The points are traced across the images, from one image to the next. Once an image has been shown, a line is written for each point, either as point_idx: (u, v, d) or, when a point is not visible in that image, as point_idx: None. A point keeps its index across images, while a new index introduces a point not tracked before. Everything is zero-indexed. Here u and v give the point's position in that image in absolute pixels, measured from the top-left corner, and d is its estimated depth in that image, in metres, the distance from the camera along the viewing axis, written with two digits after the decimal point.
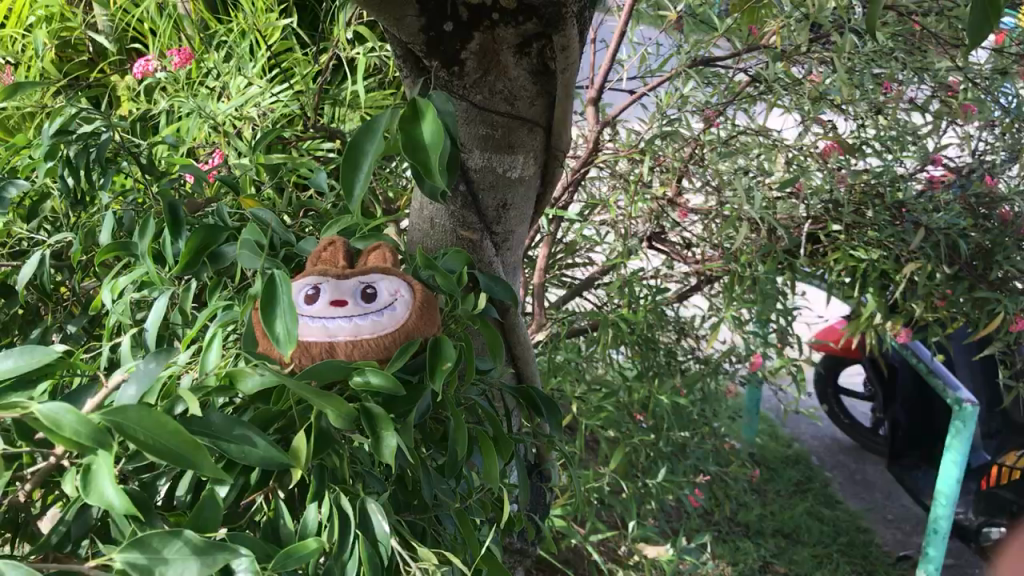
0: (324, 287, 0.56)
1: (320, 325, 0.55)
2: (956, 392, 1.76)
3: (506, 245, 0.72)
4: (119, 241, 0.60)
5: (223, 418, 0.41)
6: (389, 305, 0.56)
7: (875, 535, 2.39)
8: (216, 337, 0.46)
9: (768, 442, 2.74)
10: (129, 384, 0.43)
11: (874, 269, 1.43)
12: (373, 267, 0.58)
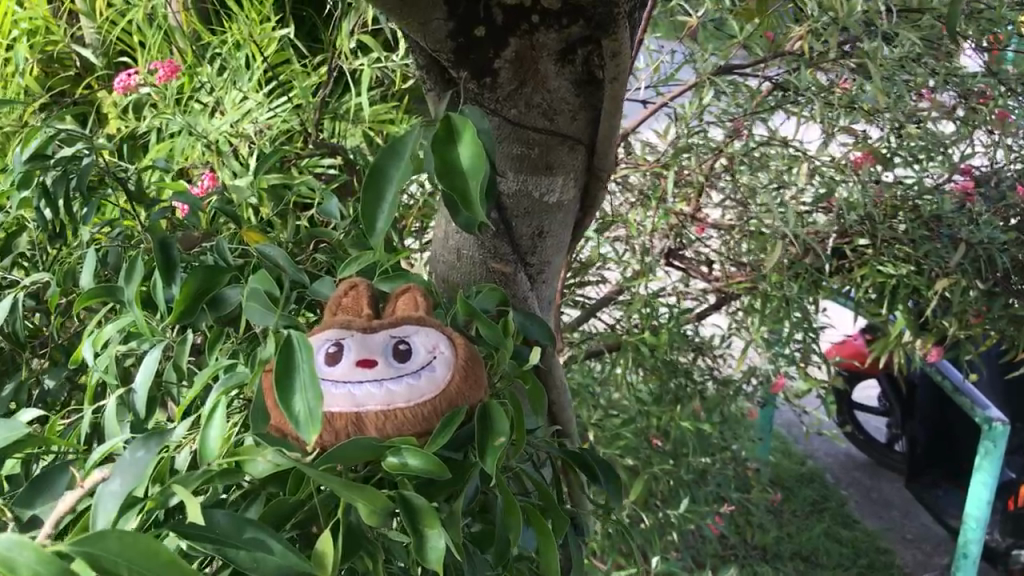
0: (350, 346, 0.50)
1: (346, 394, 0.49)
2: (984, 411, 1.67)
3: (541, 277, 0.66)
4: (103, 287, 0.54)
5: (230, 518, 0.39)
6: (426, 365, 0.51)
7: (896, 557, 2.32)
8: (217, 409, 0.42)
9: (781, 459, 2.66)
10: (116, 477, 0.39)
11: (905, 286, 1.36)
12: (405, 316, 0.52)
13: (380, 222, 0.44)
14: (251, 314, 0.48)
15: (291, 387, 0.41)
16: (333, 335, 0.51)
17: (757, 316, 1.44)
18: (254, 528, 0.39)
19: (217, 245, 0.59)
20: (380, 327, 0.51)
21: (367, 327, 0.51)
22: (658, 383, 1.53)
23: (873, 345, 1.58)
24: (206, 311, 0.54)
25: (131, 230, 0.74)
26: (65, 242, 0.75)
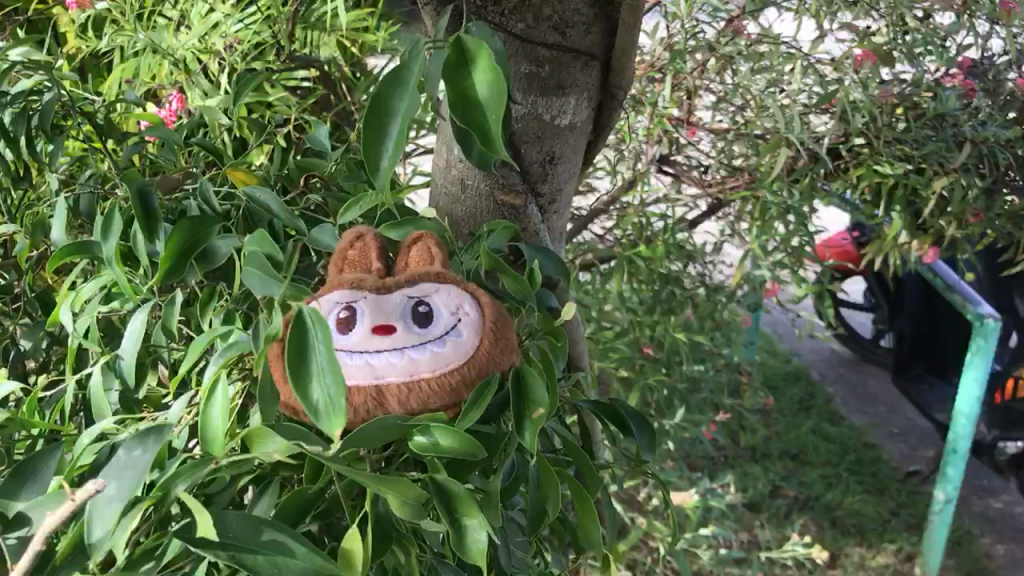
0: (363, 309, 0.47)
1: (364, 364, 0.46)
2: (977, 307, 1.67)
3: (553, 208, 0.62)
4: (79, 241, 0.52)
5: (242, 519, 0.37)
6: (451, 328, 0.47)
7: (882, 451, 2.34)
8: (215, 386, 0.41)
9: (768, 359, 2.66)
10: (110, 480, 0.38)
11: (903, 187, 1.32)
12: (420, 273, 0.49)
13: (385, 160, 0.39)
14: (249, 280, 0.44)
15: (305, 372, 0.38)
16: (344, 296, 0.47)
17: (753, 224, 1.40)
18: (274, 529, 0.37)
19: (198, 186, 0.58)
20: (395, 286, 0.48)
21: (380, 287, 0.48)
22: (651, 294, 1.50)
23: (867, 248, 1.55)
24: (195, 266, 0.51)
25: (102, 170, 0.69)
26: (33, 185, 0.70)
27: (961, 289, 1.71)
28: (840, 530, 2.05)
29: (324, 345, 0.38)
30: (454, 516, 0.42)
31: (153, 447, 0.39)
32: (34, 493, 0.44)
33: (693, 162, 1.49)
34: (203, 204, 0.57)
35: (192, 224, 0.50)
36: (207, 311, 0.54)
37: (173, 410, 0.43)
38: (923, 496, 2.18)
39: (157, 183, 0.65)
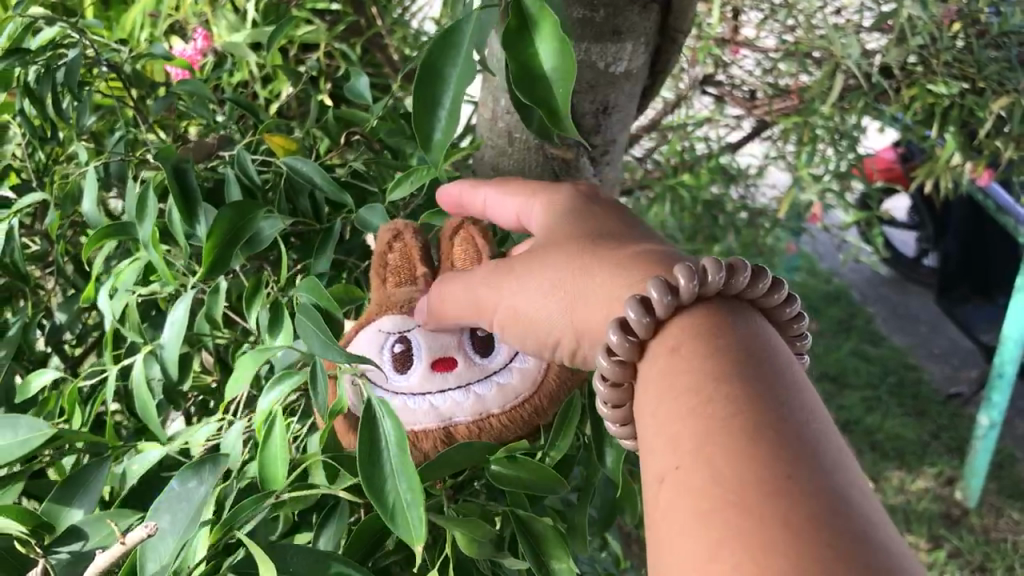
0: (418, 335, 0.57)
1: (431, 409, 0.56)
2: None
3: (605, 158, 0.66)
4: (114, 225, 0.55)
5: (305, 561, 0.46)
6: (514, 357, 0.59)
7: (923, 372, 2.32)
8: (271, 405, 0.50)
9: (808, 278, 2.60)
10: (168, 515, 0.46)
11: (956, 106, 1.27)
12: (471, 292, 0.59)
13: (437, 133, 0.37)
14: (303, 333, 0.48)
15: (381, 469, 0.46)
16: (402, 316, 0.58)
17: (802, 147, 1.34)
18: (340, 563, 0.46)
19: (238, 154, 0.60)
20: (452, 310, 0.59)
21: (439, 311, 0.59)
22: (692, 221, 1.46)
23: (916, 169, 1.50)
24: (240, 250, 0.54)
25: (132, 130, 0.69)
26: (61, 143, 0.70)
27: (1012, 210, 1.67)
28: (880, 455, 2.05)
29: (399, 453, 0.46)
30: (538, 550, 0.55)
31: (206, 478, 0.47)
32: (86, 504, 0.53)
33: (738, 83, 1.43)
34: (243, 173, 0.60)
35: (234, 215, 0.53)
36: (253, 303, 0.58)
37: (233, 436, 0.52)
38: (965, 418, 2.17)
39: (192, 150, 0.67)
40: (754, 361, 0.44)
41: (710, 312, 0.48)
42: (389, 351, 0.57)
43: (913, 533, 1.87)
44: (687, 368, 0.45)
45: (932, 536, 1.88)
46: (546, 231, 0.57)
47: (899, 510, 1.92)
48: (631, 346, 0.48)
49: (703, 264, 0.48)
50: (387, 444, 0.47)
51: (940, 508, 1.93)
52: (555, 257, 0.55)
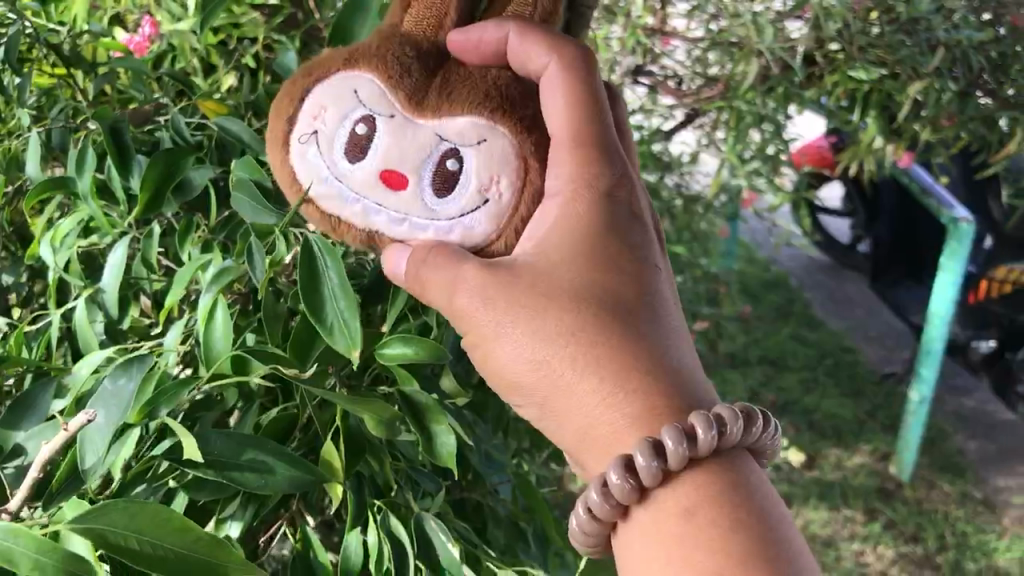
0: (384, 124, 0.58)
1: (363, 212, 0.60)
2: (951, 211, 1.71)
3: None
4: (55, 179, 0.60)
5: (225, 441, 0.52)
6: (467, 214, 0.59)
7: (859, 354, 2.39)
8: (217, 309, 0.56)
9: (747, 266, 2.67)
10: (102, 410, 0.50)
11: (877, 91, 1.34)
12: (464, 103, 0.58)
13: None
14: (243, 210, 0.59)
15: (323, 293, 0.56)
16: (378, 83, 0.58)
17: (731, 133, 1.40)
18: (255, 446, 0.52)
19: (172, 118, 0.66)
20: (425, 118, 0.58)
21: (417, 105, 0.58)
22: None
23: (842, 154, 1.56)
24: (173, 198, 0.61)
25: (72, 105, 0.73)
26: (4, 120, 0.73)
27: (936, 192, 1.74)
28: (817, 432, 2.12)
29: (338, 276, 0.56)
30: (425, 424, 0.59)
31: (136, 375, 0.52)
32: (33, 421, 0.56)
33: (669, 72, 1.49)
34: (178, 134, 0.65)
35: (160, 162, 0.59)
36: (184, 242, 0.63)
37: (171, 339, 0.57)
38: (899, 396, 2.24)
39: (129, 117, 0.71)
40: (752, 517, 0.54)
41: (718, 460, 0.56)
42: (352, 127, 0.58)
43: (850, 507, 1.94)
44: (710, 524, 0.53)
45: (868, 508, 1.95)
46: (547, 275, 0.58)
47: (836, 485, 1.99)
48: (634, 483, 0.55)
49: (719, 412, 0.56)
50: (324, 269, 0.56)
51: (875, 483, 2.01)
52: (560, 330, 0.57)
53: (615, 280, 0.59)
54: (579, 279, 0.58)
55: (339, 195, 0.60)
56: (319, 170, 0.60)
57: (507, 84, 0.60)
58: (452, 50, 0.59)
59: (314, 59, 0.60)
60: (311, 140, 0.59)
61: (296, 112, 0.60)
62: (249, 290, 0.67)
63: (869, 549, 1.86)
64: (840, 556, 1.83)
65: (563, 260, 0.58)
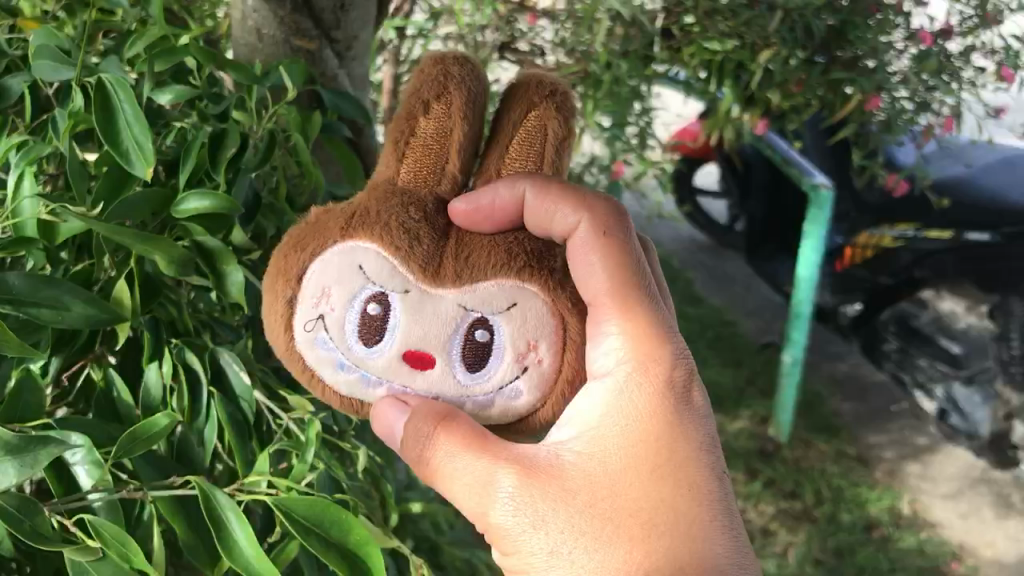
0: (398, 300, 0.57)
1: (386, 393, 0.60)
2: (812, 178, 1.80)
3: (350, 54, 0.86)
4: None
5: (20, 282, 0.53)
6: (503, 390, 0.59)
7: (738, 327, 2.49)
8: (20, 175, 0.58)
9: None
10: None
11: (729, 61, 1.41)
12: (488, 269, 0.58)
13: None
14: (42, 70, 0.63)
15: (117, 123, 0.59)
16: (384, 256, 0.58)
17: (594, 100, 1.44)
18: (51, 287, 0.54)
19: None
20: (446, 287, 0.58)
21: (433, 274, 0.58)
22: None
23: (704, 123, 1.62)
24: None
25: None
26: None
27: (796, 162, 1.83)
28: None
29: (131, 108, 0.59)
30: (218, 267, 0.64)
31: None
32: None
33: (535, 48, 1.53)
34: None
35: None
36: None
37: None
38: (777, 364, 2.34)
39: None
40: None
41: None
42: (367, 313, 0.58)
43: (732, 468, 2.02)
44: None
45: (748, 469, 2.03)
46: (599, 484, 0.61)
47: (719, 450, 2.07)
48: None
49: None
50: (117, 102, 0.59)
51: (756, 446, 2.10)
52: (615, 543, 0.59)
53: (673, 490, 0.61)
54: (633, 486, 0.61)
55: (357, 379, 0.60)
56: (335, 356, 0.59)
57: (526, 245, 0.60)
58: (457, 220, 0.59)
59: (307, 225, 0.59)
60: (318, 326, 0.59)
61: (295, 296, 0.59)
62: (62, 170, 0.70)
63: (751, 507, 1.94)
64: None
65: (609, 471, 0.61)
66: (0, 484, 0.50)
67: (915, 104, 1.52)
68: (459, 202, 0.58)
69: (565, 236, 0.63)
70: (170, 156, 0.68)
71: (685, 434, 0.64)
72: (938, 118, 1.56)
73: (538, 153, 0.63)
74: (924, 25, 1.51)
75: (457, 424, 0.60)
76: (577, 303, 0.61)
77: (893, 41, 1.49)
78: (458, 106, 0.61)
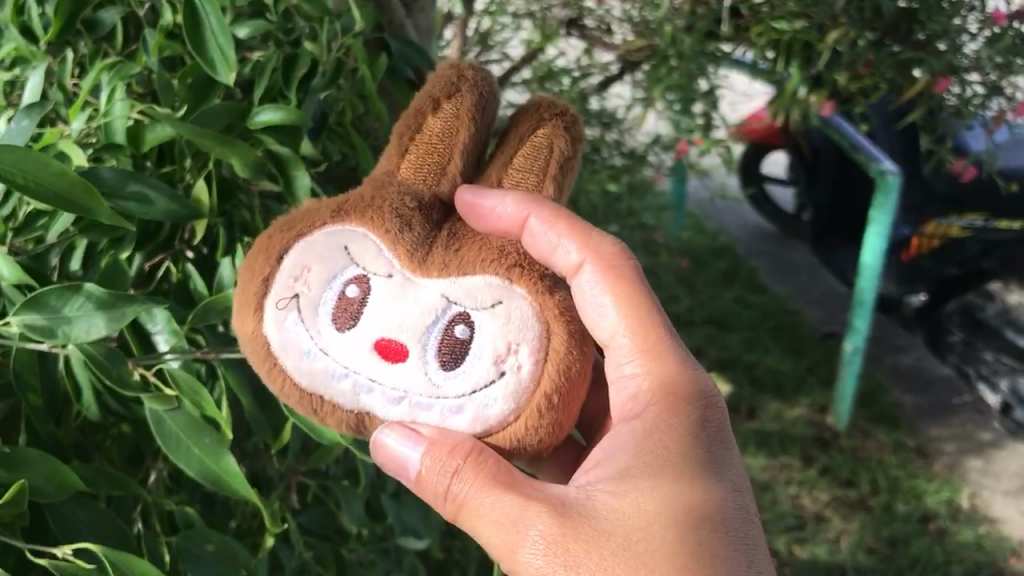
0: (377, 285, 0.65)
1: (351, 386, 0.66)
2: (879, 164, 1.77)
3: (416, 6, 0.95)
4: None
5: (114, 176, 0.62)
6: (477, 396, 0.65)
7: (802, 315, 2.47)
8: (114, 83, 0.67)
9: (694, 236, 2.75)
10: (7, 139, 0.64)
11: (798, 41, 1.41)
12: (475, 263, 0.67)
13: None
14: None
15: (203, 33, 0.67)
16: (370, 241, 0.66)
17: (661, 78, 1.45)
18: (137, 183, 0.63)
19: None
20: (430, 275, 0.66)
21: (415, 263, 0.66)
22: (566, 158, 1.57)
23: (771, 105, 1.62)
24: (84, 31, 0.76)
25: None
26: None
27: (864, 147, 1.81)
28: (758, 386, 2.21)
29: (216, 20, 0.67)
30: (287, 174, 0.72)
31: (33, 116, 0.65)
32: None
33: (603, 25, 1.54)
34: None
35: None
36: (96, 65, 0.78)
37: (76, 127, 0.68)
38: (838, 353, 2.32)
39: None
40: None
41: None
42: (347, 293, 0.66)
43: (787, 454, 2.02)
44: None
45: (805, 456, 2.03)
46: (632, 526, 0.64)
47: (775, 435, 2.07)
48: None
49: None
50: (203, 13, 0.67)
51: (814, 433, 2.09)
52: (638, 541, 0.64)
53: (704, 535, 0.64)
54: (666, 531, 0.64)
55: (323, 369, 0.66)
56: (303, 340, 0.66)
57: (519, 250, 0.69)
58: (461, 207, 0.69)
59: (298, 212, 0.68)
60: (291, 305, 0.66)
61: (273, 275, 0.67)
62: (149, 90, 0.75)
63: (805, 493, 1.94)
64: (776, 499, 1.92)
65: (636, 482, 0.67)
66: (96, 334, 0.60)
67: (988, 88, 1.50)
68: (468, 192, 0.69)
69: (572, 271, 0.72)
70: (246, 76, 0.75)
71: (714, 484, 0.68)
72: (1010, 103, 1.54)
73: (540, 168, 0.72)
74: (1000, 7, 1.48)
75: (485, 461, 0.66)
76: (578, 329, 0.68)
77: (967, 23, 1.47)
78: (467, 108, 0.71)
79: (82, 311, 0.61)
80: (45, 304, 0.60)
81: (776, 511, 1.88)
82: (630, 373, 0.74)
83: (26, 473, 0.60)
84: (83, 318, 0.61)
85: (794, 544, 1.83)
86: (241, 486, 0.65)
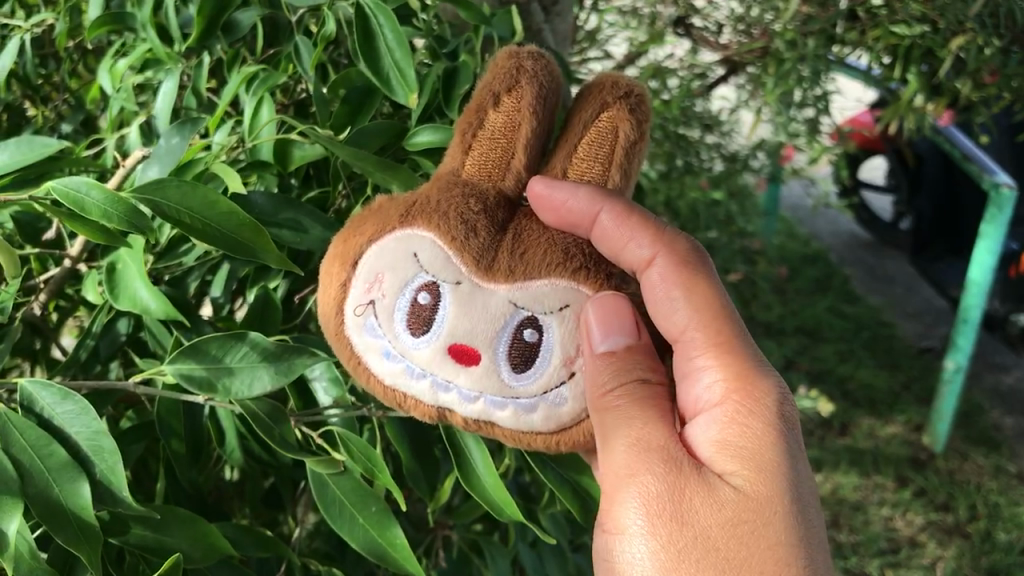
0: (449, 292, 0.58)
1: (429, 390, 0.60)
2: (993, 176, 1.69)
3: (555, 9, 0.90)
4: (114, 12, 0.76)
5: (267, 204, 0.63)
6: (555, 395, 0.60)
7: (897, 329, 2.38)
8: (266, 101, 0.66)
9: (786, 242, 2.68)
10: (156, 164, 0.62)
11: (918, 47, 1.34)
12: (543, 267, 0.59)
13: None
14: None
15: (376, 46, 0.65)
16: (440, 247, 0.58)
17: (770, 79, 1.39)
18: (292, 210, 0.64)
19: None
20: (497, 283, 0.58)
21: (485, 269, 0.58)
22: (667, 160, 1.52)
23: (882, 113, 1.55)
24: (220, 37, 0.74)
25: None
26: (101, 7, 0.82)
27: (978, 159, 1.72)
28: (851, 402, 2.14)
29: (393, 33, 0.65)
30: None
31: (187, 134, 0.63)
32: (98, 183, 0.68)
33: (711, 23, 1.49)
34: None
35: None
36: (233, 68, 0.76)
37: (219, 139, 0.67)
38: (936, 371, 2.23)
39: None
40: None
41: None
42: (417, 301, 0.58)
43: (880, 474, 1.95)
44: None
45: (898, 476, 1.95)
46: (720, 505, 0.60)
47: (868, 454, 1.99)
48: None
49: None
50: (375, 25, 0.65)
51: (909, 453, 2.01)
52: (732, 522, 0.59)
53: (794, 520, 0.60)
54: (771, 514, 0.59)
55: (402, 370, 0.59)
56: (381, 343, 0.59)
57: (585, 249, 0.61)
58: (534, 198, 0.61)
59: (369, 211, 0.61)
60: (367, 311, 0.59)
61: (349, 280, 0.60)
62: (291, 100, 0.78)
63: (899, 515, 1.86)
64: (868, 520, 1.85)
65: (730, 460, 0.61)
66: (259, 389, 0.59)
67: None
68: (537, 182, 0.61)
69: (641, 267, 0.64)
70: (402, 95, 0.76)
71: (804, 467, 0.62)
72: None
73: (607, 154, 0.63)
74: None
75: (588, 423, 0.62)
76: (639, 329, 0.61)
77: None
78: (528, 100, 0.62)
79: (244, 361, 0.60)
80: (197, 352, 0.60)
81: (868, 533, 1.81)
82: (703, 366, 0.64)
83: (174, 535, 0.61)
84: (244, 368, 0.60)
85: (886, 568, 1.75)
86: (410, 562, 0.64)
